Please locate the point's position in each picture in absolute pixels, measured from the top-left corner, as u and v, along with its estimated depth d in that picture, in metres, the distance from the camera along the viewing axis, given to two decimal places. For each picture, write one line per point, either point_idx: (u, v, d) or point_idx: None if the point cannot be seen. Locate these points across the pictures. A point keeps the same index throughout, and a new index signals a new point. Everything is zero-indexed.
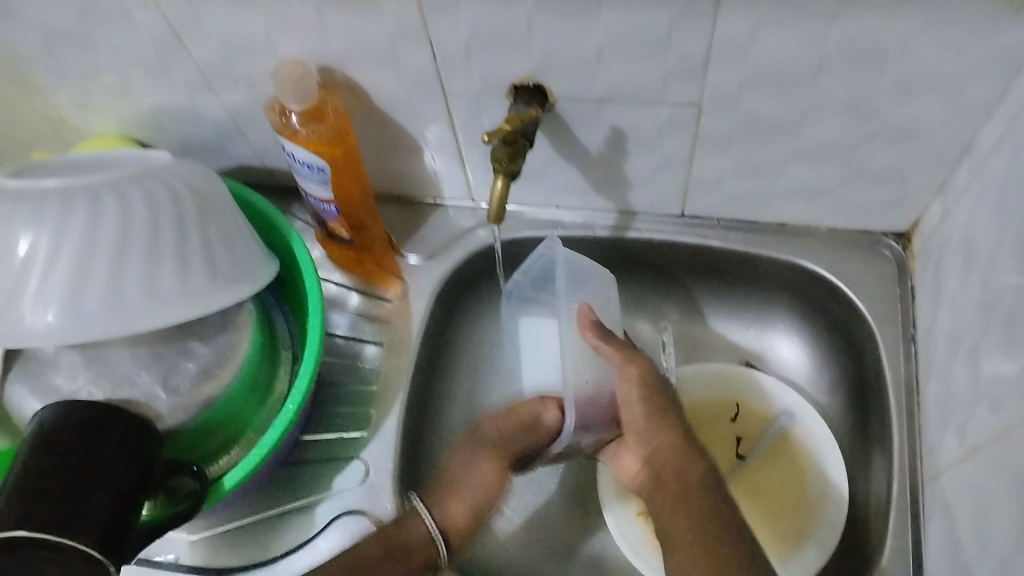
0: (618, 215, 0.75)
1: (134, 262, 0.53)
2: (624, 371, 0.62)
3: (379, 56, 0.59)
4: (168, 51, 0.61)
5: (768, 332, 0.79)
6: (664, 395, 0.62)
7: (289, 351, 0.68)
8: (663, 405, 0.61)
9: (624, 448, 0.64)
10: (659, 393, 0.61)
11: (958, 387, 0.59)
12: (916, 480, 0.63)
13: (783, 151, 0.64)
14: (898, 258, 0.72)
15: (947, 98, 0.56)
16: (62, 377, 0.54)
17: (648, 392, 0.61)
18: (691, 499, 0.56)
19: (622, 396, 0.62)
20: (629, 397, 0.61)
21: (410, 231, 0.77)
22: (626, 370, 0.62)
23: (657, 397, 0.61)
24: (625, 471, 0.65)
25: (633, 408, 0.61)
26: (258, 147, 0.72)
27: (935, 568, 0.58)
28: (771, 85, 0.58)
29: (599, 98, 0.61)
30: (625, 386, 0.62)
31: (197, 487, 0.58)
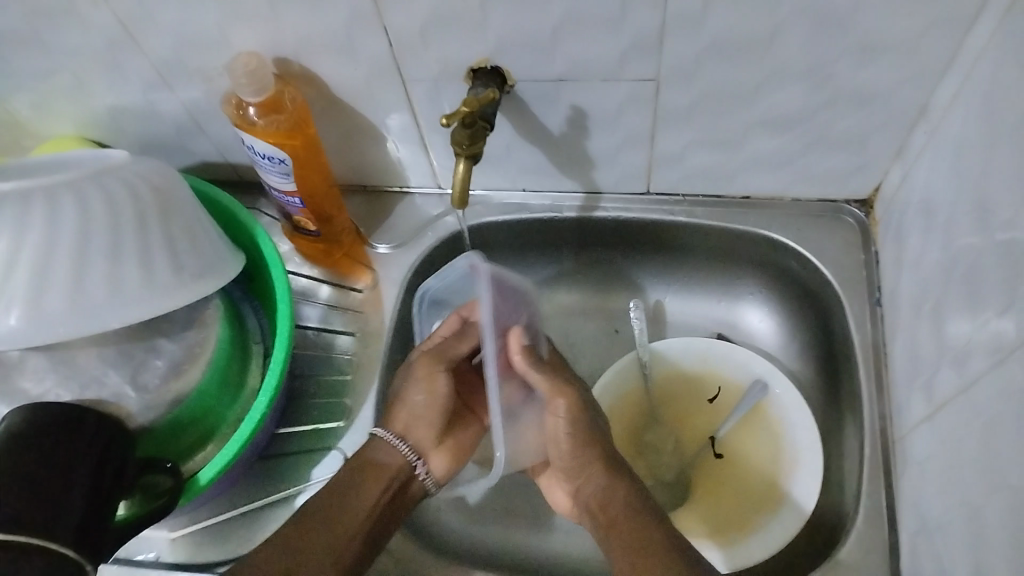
0: (585, 196, 0.76)
1: (96, 260, 0.53)
2: (552, 404, 0.61)
3: (336, 46, 0.59)
4: (120, 48, 0.60)
5: (738, 303, 0.80)
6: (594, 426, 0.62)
7: (259, 344, 0.68)
8: (590, 434, 0.61)
9: (557, 482, 0.65)
10: (586, 421, 0.61)
11: (924, 347, 0.60)
12: (887, 439, 0.64)
13: (744, 123, 0.65)
14: (861, 224, 0.73)
15: (898, 61, 0.57)
16: (29, 380, 0.54)
17: (576, 424, 0.61)
18: (620, 524, 0.57)
19: (548, 429, 0.61)
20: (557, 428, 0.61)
21: (379, 221, 0.77)
22: (556, 405, 0.60)
23: (584, 425, 0.61)
24: (559, 501, 0.66)
25: (558, 437, 0.61)
26: (220, 143, 0.72)
27: (907, 525, 0.60)
28: (725, 58, 0.58)
29: (559, 79, 0.61)
30: (552, 418, 0.61)
31: (173, 484, 0.57)
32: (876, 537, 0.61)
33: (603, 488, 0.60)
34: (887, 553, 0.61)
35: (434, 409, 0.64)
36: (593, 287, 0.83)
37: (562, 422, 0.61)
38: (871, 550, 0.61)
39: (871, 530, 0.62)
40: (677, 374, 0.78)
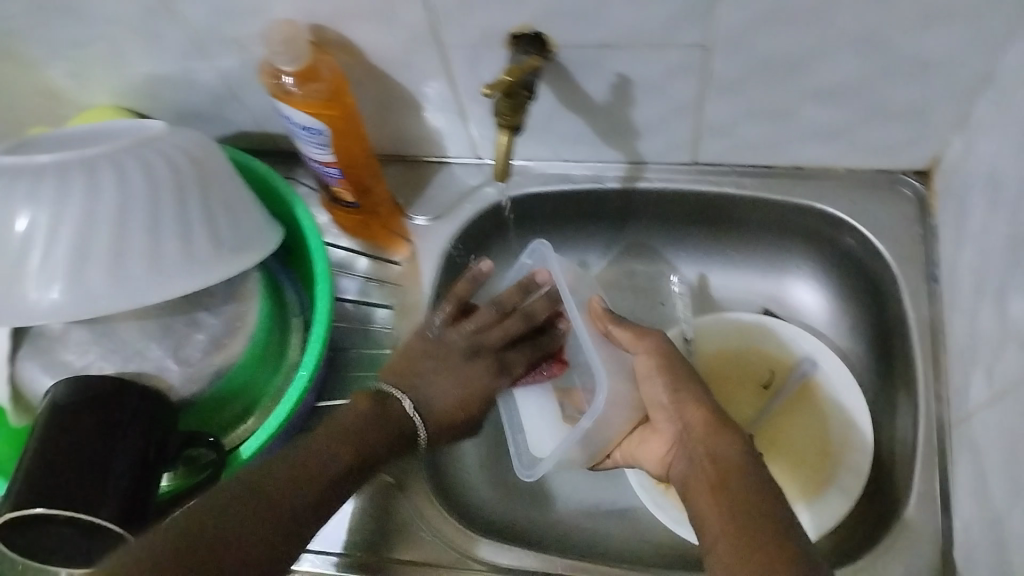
0: (628, 166, 0.73)
1: (136, 234, 0.52)
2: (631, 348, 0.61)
3: (375, 12, 0.57)
4: (157, 17, 0.59)
5: (786, 277, 0.77)
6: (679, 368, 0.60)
7: (299, 317, 0.67)
8: (683, 377, 0.59)
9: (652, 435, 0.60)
10: (680, 369, 0.59)
11: (985, 328, 0.57)
12: (942, 420, 0.62)
13: (797, 91, 0.62)
14: (919, 197, 0.70)
15: (967, 27, 0.54)
16: (72, 353, 0.54)
17: (664, 369, 0.59)
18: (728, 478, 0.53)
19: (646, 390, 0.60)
20: (653, 389, 0.60)
21: (417, 192, 0.76)
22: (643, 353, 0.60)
23: (680, 374, 0.59)
24: (653, 459, 0.61)
25: (658, 399, 0.60)
26: (258, 113, 0.71)
27: (961, 509, 0.58)
28: (779, 23, 0.55)
29: (604, 45, 0.59)
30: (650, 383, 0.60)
31: (215, 458, 0.57)
32: (929, 520, 0.59)
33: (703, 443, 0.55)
34: (939, 537, 0.59)
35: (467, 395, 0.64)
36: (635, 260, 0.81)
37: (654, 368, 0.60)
38: (923, 534, 0.59)
39: (923, 514, 0.60)
40: (722, 350, 0.75)
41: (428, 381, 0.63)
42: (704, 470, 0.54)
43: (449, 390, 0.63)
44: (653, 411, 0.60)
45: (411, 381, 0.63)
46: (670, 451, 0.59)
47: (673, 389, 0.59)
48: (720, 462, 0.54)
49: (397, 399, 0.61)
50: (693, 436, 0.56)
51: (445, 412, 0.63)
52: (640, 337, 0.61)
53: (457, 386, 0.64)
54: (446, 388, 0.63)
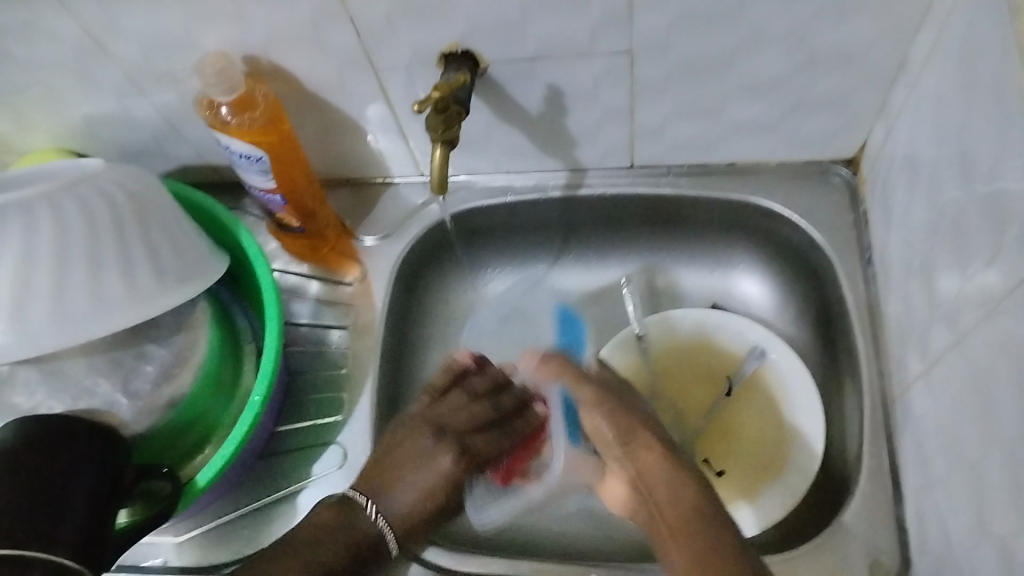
0: (569, 174, 0.75)
1: (76, 272, 0.53)
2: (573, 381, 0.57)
3: (305, 38, 0.59)
4: (90, 56, 0.60)
5: (730, 272, 0.79)
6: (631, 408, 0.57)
7: (252, 344, 0.68)
8: (629, 420, 0.55)
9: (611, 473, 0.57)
10: (620, 408, 0.56)
11: (916, 305, 0.59)
12: (887, 398, 0.64)
13: (721, 90, 0.64)
14: (848, 185, 0.72)
15: (872, 16, 0.56)
16: (20, 395, 0.54)
17: (615, 413, 0.55)
18: (678, 524, 0.49)
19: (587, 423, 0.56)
20: (592, 426, 0.56)
21: (364, 213, 0.77)
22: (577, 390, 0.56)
23: (621, 415, 0.55)
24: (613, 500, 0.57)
25: (601, 429, 0.55)
26: (199, 146, 0.71)
27: (908, 481, 0.60)
28: (695, 25, 0.57)
29: (531, 57, 0.61)
30: (591, 420, 0.56)
31: (170, 490, 0.57)
32: (881, 497, 0.61)
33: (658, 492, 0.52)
34: (891, 511, 0.60)
35: (426, 491, 0.59)
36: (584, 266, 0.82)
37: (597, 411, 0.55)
38: (877, 511, 0.61)
39: (875, 492, 0.61)
40: (673, 347, 0.77)
41: (400, 483, 0.59)
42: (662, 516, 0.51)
43: (415, 494, 0.59)
44: (602, 450, 0.56)
45: (389, 479, 0.59)
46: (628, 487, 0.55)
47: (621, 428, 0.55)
48: (671, 496, 0.51)
49: (364, 506, 0.58)
50: (651, 481, 0.53)
51: (412, 517, 0.59)
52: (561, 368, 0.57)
53: (421, 480, 0.59)
54: (404, 490, 0.59)
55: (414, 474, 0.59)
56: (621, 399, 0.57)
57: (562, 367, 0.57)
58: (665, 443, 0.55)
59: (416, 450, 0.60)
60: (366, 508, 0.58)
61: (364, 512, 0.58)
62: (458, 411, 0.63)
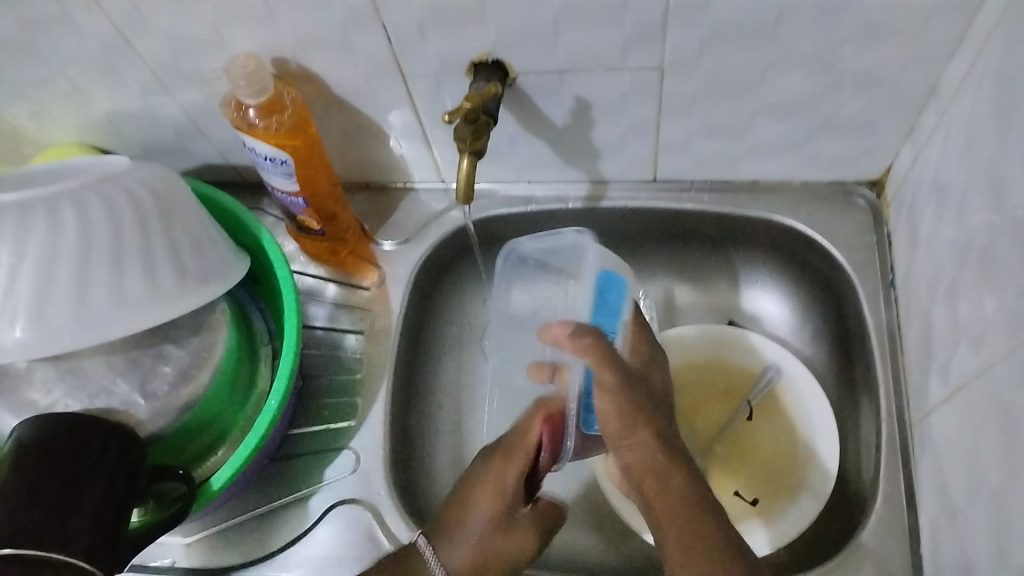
0: (591, 186, 0.75)
1: (99, 271, 0.53)
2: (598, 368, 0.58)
3: (333, 42, 0.58)
4: (119, 54, 0.60)
5: (749, 289, 0.79)
6: (637, 394, 0.58)
7: (267, 346, 0.68)
8: (636, 410, 0.57)
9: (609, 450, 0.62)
10: (632, 399, 0.58)
11: (939, 332, 0.58)
12: (905, 424, 0.63)
13: (748, 109, 0.64)
14: (873, 207, 0.72)
15: (906, 41, 0.56)
16: (37, 392, 0.53)
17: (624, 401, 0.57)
18: (675, 513, 0.54)
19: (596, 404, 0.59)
20: (604, 410, 0.58)
21: (384, 217, 0.77)
22: (596, 360, 0.58)
23: (632, 404, 0.57)
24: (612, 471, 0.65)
25: (609, 417, 0.58)
26: (222, 145, 0.71)
27: (924, 509, 0.59)
28: (728, 43, 0.57)
29: (560, 69, 0.60)
30: (597, 397, 0.58)
31: (185, 490, 0.58)
32: (895, 524, 0.61)
33: (661, 476, 0.56)
34: (906, 538, 0.60)
35: (480, 550, 0.58)
36: None
37: (610, 387, 0.58)
38: (891, 538, 0.60)
39: (890, 518, 0.61)
40: (690, 363, 0.76)
41: (453, 542, 0.58)
42: (665, 501, 0.55)
43: (471, 552, 0.58)
44: (603, 434, 0.59)
45: (445, 534, 0.59)
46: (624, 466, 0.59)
47: (626, 409, 0.57)
48: (663, 481, 0.56)
49: (424, 551, 0.58)
50: (647, 469, 0.57)
51: (467, 572, 0.58)
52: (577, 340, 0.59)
53: (485, 512, 0.59)
54: (454, 550, 0.58)
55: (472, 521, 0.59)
56: (634, 387, 0.59)
57: (588, 346, 0.59)
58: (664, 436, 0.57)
59: (481, 516, 0.59)
60: (426, 557, 0.58)
61: (421, 557, 0.58)
62: (494, 451, 0.61)
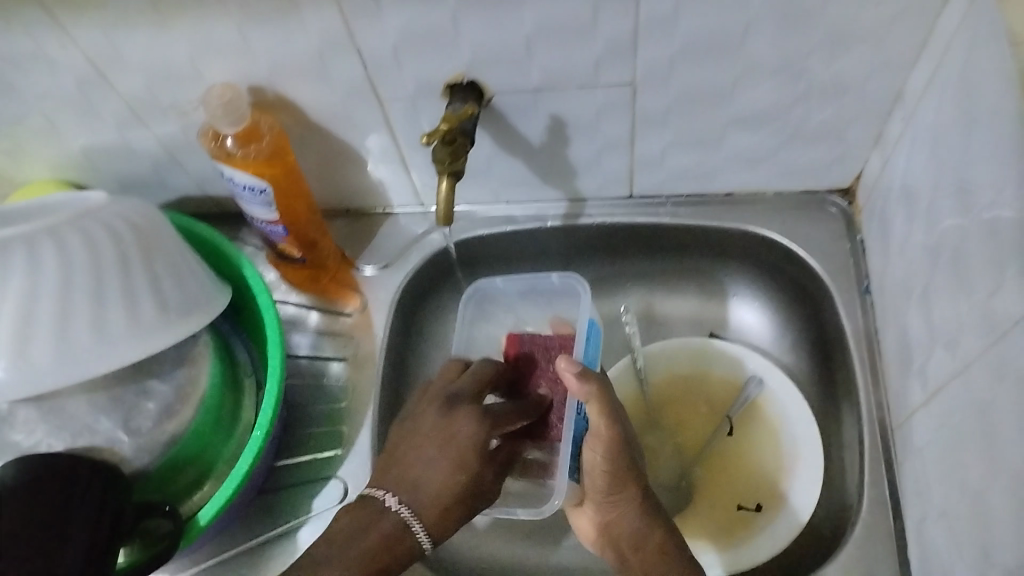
0: (568, 204, 0.76)
1: (79, 307, 0.52)
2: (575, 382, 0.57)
3: (308, 70, 0.59)
4: (92, 89, 0.60)
5: (729, 300, 0.80)
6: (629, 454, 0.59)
7: (251, 377, 0.67)
8: (625, 473, 0.59)
9: (583, 508, 0.63)
10: (624, 462, 0.59)
11: (916, 333, 0.60)
12: (887, 424, 0.64)
13: (720, 122, 0.65)
14: (845, 214, 0.73)
15: (869, 51, 0.57)
16: (19, 432, 0.52)
17: (615, 458, 0.58)
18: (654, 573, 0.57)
19: (588, 457, 0.60)
20: (593, 461, 0.60)
21: (364, 243, 0.77)
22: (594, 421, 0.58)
23: (621, 466, 0.59)
24: (581, 529, 0.64)
25: (596, 467, 0.59)
26: (198, 177, 0.71)
27: (909, 508, 0.60)
28: (698, 58, 0.58)
29: (535, 90, 0.61)
30: (592, 453, 0.59)
31: (173, 526, 0.56)
32: (881, 526, 0.61)
33: (634, 532, 0.59)
34: (894, 538, 0.61)
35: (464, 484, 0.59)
36: None
37: (604, 443, 0.58)
38: (879, 540, 0.61)
39: (876, 521, 0.62)
40: (673, 376, 0.77)
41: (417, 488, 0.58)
42: (636, 556, 0.58)
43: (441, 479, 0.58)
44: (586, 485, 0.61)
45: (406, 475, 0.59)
46: (596, 526, 0.62)
47: (615, 469, 0.59)
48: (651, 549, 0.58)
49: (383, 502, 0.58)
50: (619, 529, 0.60)
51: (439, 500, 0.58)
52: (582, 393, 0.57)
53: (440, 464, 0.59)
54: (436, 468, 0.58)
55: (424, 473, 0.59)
56: (628, 444, 0.59)
57: (595, 393, 0.57)
58: (645, 497, 0.60)
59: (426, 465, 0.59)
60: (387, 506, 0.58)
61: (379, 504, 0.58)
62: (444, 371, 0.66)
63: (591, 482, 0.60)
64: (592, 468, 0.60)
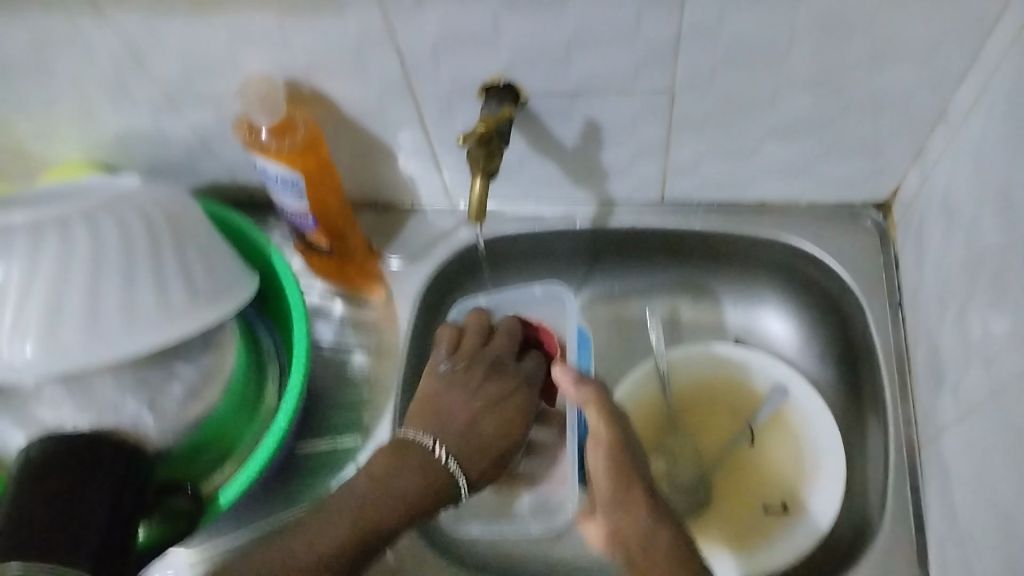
0: (599, 207, 0.75)
1: (110, 290, 0.53)
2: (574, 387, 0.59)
3: (346, 64, 0.59)
4: (130, 73, 0.60)
5: (756, 309, 0.79)
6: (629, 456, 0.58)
7: (275, 363, 0.68)
8: (628, 472, 0.58)
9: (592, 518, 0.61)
10: (626, 461, 0.58)
11: (949, 355, 0.59)
12: (914, 445, 0.63)
13: (757, 131, 0.64)
14: (880, 229, 0.72)
15: (915, 67, 0.56)
16: (46, 410, 0.53)
17: (615, 462, 0.58)
18: (658, 573, 0.53)
19: (592, 463, 0.59)
20: (599, 469, 0.59)
21: (391, 237, 0.77)
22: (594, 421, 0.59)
23: (623, 466, 0.58)
24: (593, 538, 0.61)
25: (599, 471, 0.59)
26: (230, 164, 0.71)
27: (933, 529, 0.59)
28: (739, 66, 0.57)
29: (572, 92, 0.60)
30: (594, 457, 0.59)
31: (192, 505, 0.57)
32: (903, 545, 0.61)
33: (641, 534, 0.56)
34: (917, 559, 0.60)
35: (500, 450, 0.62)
36: (609, 296, 0.82)
37: (607, 443, 0.59)
38: (900, 560, 0.60)
39: (898, 540, 0.61)
40: (696, 383, 0.77)
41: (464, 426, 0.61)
42: (647, 557, 0.55)
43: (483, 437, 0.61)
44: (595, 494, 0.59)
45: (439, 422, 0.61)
46: (606, 533, 0.59)
47: (616, 473, 0.58)
48: (653, 563, 0.54)
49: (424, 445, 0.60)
50: (626, 533, 0.57)
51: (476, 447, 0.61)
52: (579, 391, 0.59)
53: (495, 417, 0.62)
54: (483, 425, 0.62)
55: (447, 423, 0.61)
56: (630, 448, 0.59)
57: (592, 394, 0.59)
58: (655, 504, 0.57)
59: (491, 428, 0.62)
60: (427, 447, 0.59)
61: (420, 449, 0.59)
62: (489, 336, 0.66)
63: (599, 488, 0.59)
64: (598, 476, 0.59)
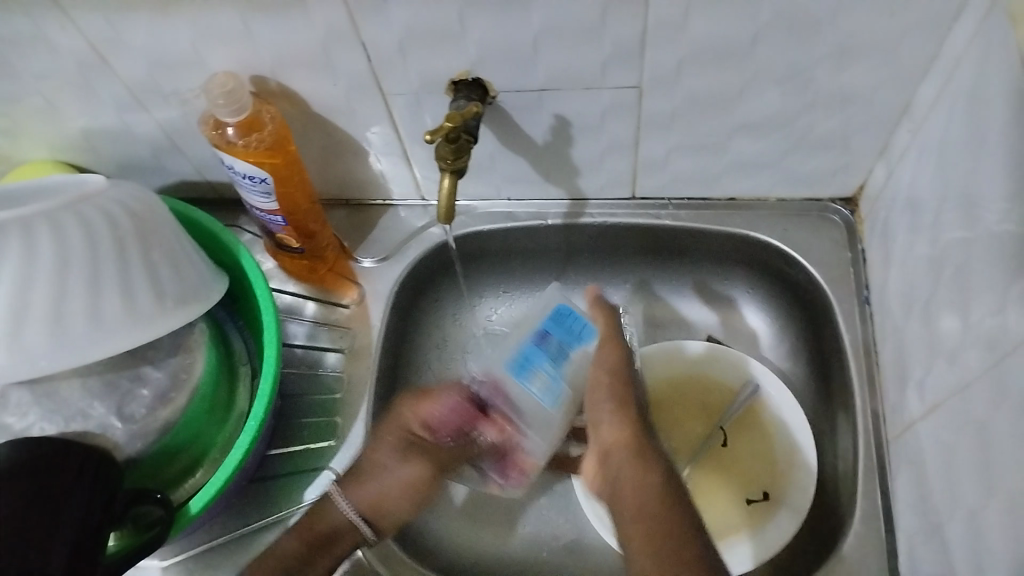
0: (570, 203, 0.75)
1: (76, 293, 0.52)
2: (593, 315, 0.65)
3: (312, 61, 0.58)
4: (94, 72, 0.59)
5: (727, 304, 0.80)
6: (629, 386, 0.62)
7: (247, 365, 0.67)
8: (625, 399, 0.61)
9: (590, 454, 0.62)
10: (622, 389, 0.61)
11: (914, 346, 0.60)
12: (882, 436, 0.64)
13: (724, 128, 0.65)
14: (847, 223, 0.73)
15: (877, 62, 0.57)
16: (11, 416, 0.53)
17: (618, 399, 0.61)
18: (645, 507, 0.54)
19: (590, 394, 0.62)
20: (596, 389, 0.62)
21: (363, 235, 0.76)
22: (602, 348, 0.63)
23: (621, 395, 0.61)
24: (588, 474, 0.63)
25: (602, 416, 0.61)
26: (199, 163, 0.71)
27: (901, 521, 0.60)
28: (705, 63, 0.58)
29: (540, 88, 0.61)
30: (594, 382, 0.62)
31: (164, 513, 0.56)
32: (873, 538, 0.61)
33: (626, 468, 0.58)
34: (885, 551, 0.61)
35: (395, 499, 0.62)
36: (583, 294, 0.82)
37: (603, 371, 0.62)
38: (869, 552, 0.61)
39: (867, 532, 0.62)
40: (670, 378, 0.77)
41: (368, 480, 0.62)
42: (636, 492, 0.56)
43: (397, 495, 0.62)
44: (592, 431, 0.62)
45: (360, 477, 0.62)
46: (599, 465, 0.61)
47: (612, 397, 0.61)
48: (640, 497, 0.55)
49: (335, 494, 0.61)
50: (615, 462, 0.59)
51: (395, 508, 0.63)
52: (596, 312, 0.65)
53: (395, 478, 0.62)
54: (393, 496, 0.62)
55: (382, 479, 0.62)
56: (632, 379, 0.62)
57: (601, 316, 0.64)
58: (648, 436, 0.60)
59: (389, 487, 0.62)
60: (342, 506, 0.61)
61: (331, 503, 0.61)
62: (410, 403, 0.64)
63: (594, 413, 0.62)
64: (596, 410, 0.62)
